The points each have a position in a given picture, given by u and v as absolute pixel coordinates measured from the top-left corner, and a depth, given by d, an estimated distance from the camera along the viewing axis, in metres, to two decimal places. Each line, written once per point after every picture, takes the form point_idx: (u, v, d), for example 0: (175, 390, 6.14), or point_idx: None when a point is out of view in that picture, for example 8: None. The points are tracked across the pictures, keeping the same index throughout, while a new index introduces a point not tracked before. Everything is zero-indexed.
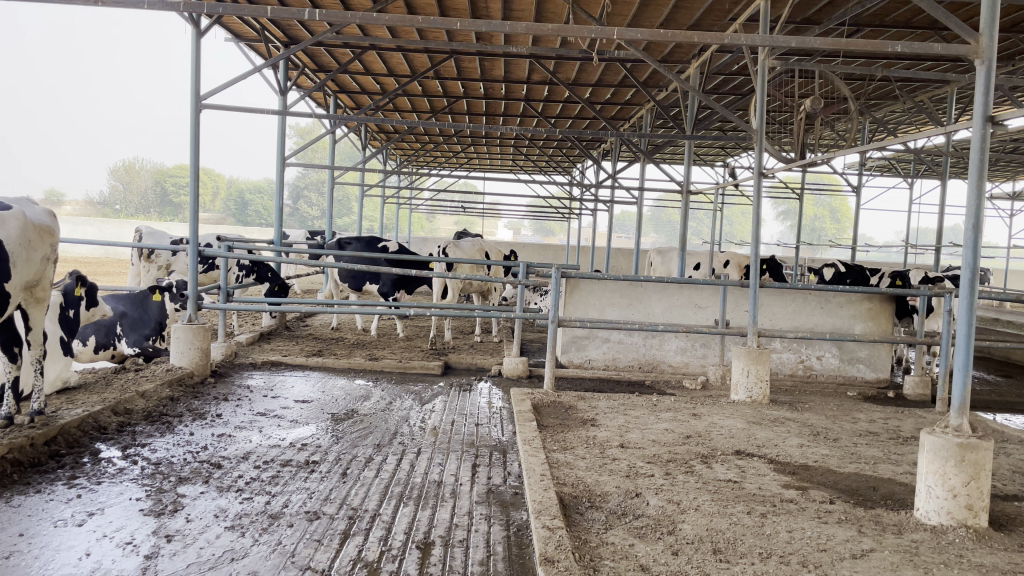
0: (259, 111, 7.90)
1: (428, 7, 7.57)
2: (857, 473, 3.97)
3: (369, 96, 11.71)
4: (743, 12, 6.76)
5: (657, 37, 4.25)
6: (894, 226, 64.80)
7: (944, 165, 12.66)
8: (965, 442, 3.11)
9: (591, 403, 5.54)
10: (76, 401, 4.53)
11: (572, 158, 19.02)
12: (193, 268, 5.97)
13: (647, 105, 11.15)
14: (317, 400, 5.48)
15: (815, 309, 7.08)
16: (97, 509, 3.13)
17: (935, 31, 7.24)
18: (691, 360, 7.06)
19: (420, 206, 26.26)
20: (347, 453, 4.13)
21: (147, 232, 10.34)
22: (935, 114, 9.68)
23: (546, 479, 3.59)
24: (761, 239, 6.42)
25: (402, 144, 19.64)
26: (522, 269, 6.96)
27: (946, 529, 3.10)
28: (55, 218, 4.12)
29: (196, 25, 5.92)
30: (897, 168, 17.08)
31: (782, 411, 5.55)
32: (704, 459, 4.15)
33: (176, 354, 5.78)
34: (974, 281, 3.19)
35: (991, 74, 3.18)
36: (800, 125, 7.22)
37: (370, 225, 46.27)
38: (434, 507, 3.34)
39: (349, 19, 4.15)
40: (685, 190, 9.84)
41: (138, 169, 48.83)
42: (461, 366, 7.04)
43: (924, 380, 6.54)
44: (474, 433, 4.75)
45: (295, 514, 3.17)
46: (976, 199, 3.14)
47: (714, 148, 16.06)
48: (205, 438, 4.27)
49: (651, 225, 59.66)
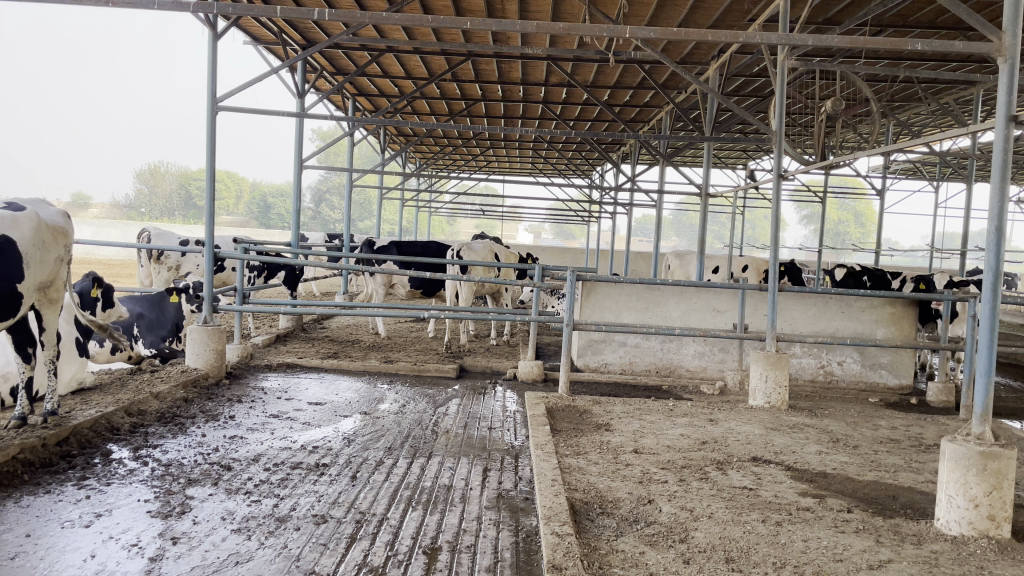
0: (275, 113, 7.91)
1: (445, 9, 7.56)
2: (876, 482, 3.88)
3: (387, 98, 11.72)
4: (762, 13, 6.69)
5: (671, 35, 4.16)
6: (919, 230, 64.03)
7: (970, 167, 12.44)
8: (987, 451, 3.01)
9: (606, 408, 5.48)
10: (90, 402, 4.54)
11: (592, 161, 18.95)
12: (209, 269, 5.97)
13: (666, 107, 11.06)
14: (330, 402, 5.48)
15: (837, 313, 6.96)
16: (104, 510, 3.12)
17: (961, 30, 7.11)
18: (709, 365, 6.98)
19: (440, 208, 26.25)
20: (358, 456, 4.11)
21: (157, 233, 10.46)
22: (960, 116, 9.50)
23: (558, 485, 3.54)
24: (780, 241, 6.27)
25: (421, 147, 19.68)
26: (536, 271, 6.88)
27: (967, 539, 3.01)
28: (69, 218, 4.14)
29: (213, 28, 5.95)
30: (921, 171, 16.82)
31: (800, 418, 5.45)
32: (719, 465, 4.08)
33: (191, 355, 5.79)
34: (998, 286, 3.08)
35: (1014, 71, 3.08)
36: (822, 127, 7.10)
37: (389, 229, 46.33)
38: (443, 512, 3.30)
39: (360, 19, 4.12)
40: (704, 193, 9.54)
41: (162, 172, 49.29)
42: (476, 369, 7.01)
43: (948, 387, 6.39)
44: (486, 436, 4.72)
45: (302, 517, 3.15)
46: (999, 201, 3.05)
47: (735, 151, 15.93)
48: (217, 440, 4.27)
49: (672, 228, 59.25)
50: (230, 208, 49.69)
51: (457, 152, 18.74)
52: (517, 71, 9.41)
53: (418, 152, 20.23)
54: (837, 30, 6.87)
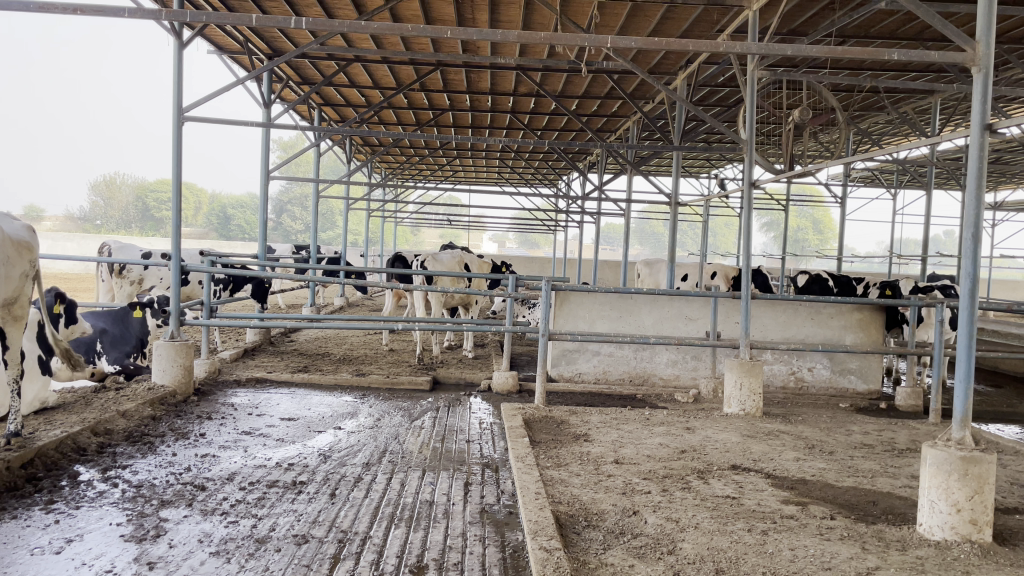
0: (242, 123, 7.79)
1: (414, 18, 7.53)
2: (855, 488, 3.90)
3: (354, 108, 11.62)
4: (730, 24, 6.78)
5: (650, 45, 4.17)
6: (875, 237, 65.47)
7: (928, 175, 12.70)
8: (968, 456, 3.05)
9: (584, 418, 5.45)
10: (54, 422, 4.39)
11: (558, 170, 19.02)
12: (176, 283, 5.80)
13: (634, 117, 11.14)
14: (303, 417, 5.37)
15: (806, 320, 7.03)
16: (75, 536, 3.01)
17: (922, 41, 7.29)
18: (682, 373, 6.99)
19: (406, 218, 26.06)
20: (336, 473, 4.03)
21: (117, 247, 10.21)
22: (920, 125, 9.70)
23: (541, 498, 3.50)
24: (751, 250, 6.31)
25: (386, 157, 19.59)
26: (510, 281, 6.82)
27: (950, 544, 3.04)
28: (34, 233, 4.03)
29: (178, 36, 5.82)
30: (880, 179, 17.11)
31: (775, 425, 5.48)
32: (700, 474, 4.08)
33: (158, 372, 5.64)
34: (975, 293, 3.15)
35: (989, 81, 3.14)
36: (789, 136, 7.18)
37: (353, 240, 45.85)
38: (427, 528, 3.24)
39: (337, 28, 4.04)
40: (674, 202, 9.57)
41: (119, 184, 48.26)
42: (449, 381, 6.94)
43: (916, 391, 6.49)
44: (464, 449, 4.67)
45: (282, 538, 3.06)
46: (975, 209, 3.09)
47: (700, 160, 16.11)
48: (188, 458, 4.15)
49: (637, 236, 59.53)
50: (190, 220, 48.78)
51: (424, 162, 18.70)
52: (485, 81, 9.41)
53: (383, 161, 20.09)
54: (803, 40, 6.99)
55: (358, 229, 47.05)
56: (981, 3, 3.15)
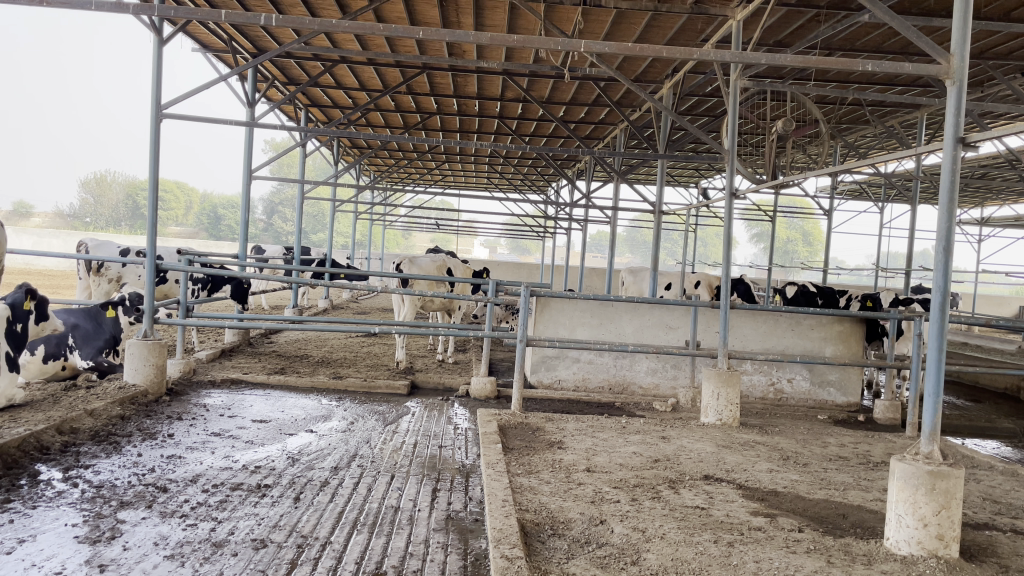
0: (225, 122, 7.72)
1: (400, 19, 7.50)
2: (826, 500, 3.87)
3: (341, 109, 11.57)
4: (715, 33, 6.78)
5: (626, 50, 4.13)
6: (863, 250, 65.83)
7: (914, 191, 12.71)
8: (936, 470, 3.03)
9: (559, 425, 5.41)
10: (18, 420, 4.31)
11: (548, 177, 19.01)
12: (150, 280, 5.72)
13: (621, 125, 11.13)
14: (275, 420, 5.31)
15: (787, 331, 7.02)
16: (28, 536, 2.94)
17: (905, 54, 7.32)
18: (661, 382, 6.97)
19: (397, 222, 25.99)
20: (302, 476, 3.97)
21: (93, 244, 10.14)
22: (905, 138, 9.72)
23: (508, 506, 3.46)
24: (731, 259, 6.27)
25: (376, 160, 19.56)
26: (490, 286, 6.78)
27: (916, 559, 3.01)
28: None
29: (157, 33, 5.76)
30: (867, 193, 17.16)
31: (752, 435, 5.46)
32: (671, 484, 4.04)
33: (130, 370, 5.57)
34: (945, 306, 3.12)
35: (963, 93, 3.12)
36: (773, 146, 7.14)
37: (342, 243, 45.67)
38: (390, 535, 3.19)
39: (310, 27, 3.98)
40: (658, 211, 9.54)
41: (107, 181, 47.85)
42: (427, 386, 6.91)
43: (894, 404, 6.49)
44: (436, 455, 4.61)
45: (240, 542, 3.00)
46: (946, 222, 3.07)
47: (688, 169, 16.18)
48: (153, 459, 4.09)
49: (627, 245, 59.66)
50: (180, 220, 48.42)
51: (412, 166, 18.65)
52: (473, 86, 9.39)
53: (371, 165, 20.06)
54: (786, 51, 7.00)
55: (347, 231, 47.10)
56: (956, 14, 3.13)
